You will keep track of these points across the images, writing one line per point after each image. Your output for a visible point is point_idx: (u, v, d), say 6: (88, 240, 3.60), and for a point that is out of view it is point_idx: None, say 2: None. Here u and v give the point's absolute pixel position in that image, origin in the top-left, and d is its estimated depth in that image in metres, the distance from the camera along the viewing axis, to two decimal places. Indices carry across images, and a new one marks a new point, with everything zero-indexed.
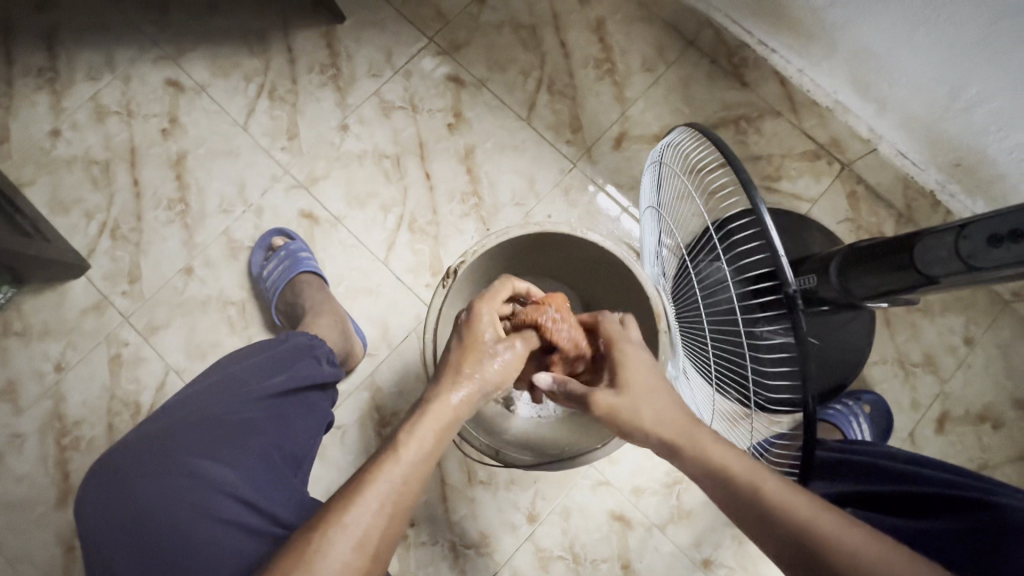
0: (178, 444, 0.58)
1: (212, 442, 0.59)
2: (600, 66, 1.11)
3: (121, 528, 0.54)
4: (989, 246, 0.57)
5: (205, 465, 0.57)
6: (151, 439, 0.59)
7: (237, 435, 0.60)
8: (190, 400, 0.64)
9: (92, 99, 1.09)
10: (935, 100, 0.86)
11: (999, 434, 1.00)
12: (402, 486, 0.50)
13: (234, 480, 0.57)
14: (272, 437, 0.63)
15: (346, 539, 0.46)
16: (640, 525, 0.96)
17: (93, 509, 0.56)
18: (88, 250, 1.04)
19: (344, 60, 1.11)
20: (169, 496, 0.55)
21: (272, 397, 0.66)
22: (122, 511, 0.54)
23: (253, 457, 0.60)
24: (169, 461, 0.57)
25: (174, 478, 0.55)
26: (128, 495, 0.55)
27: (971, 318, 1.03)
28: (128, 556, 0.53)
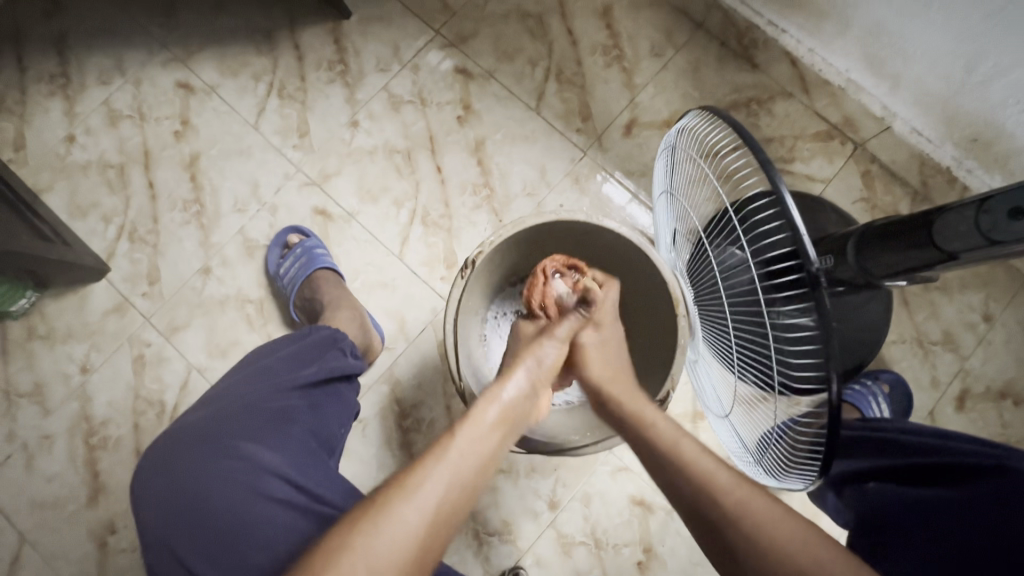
0: (222, 430, 0.59)
1: (255, 428, 0.60)
2: (608, 53, 1.10)
3: (175, 511, 0.54)
4: (1010, 219, 0.56)
5: (253, 448, 0.58)
6: (198, 426, 0.60)
7: (278, 423, 0.62)
8: (227, 392, 0.65)
9: (105, 104, 1.10)
10: (950, 75, 0.85)
11: (1021, 410, 1.00)
12: (468, 464, 0.51)
13: (278, 462, 0.58)
14: (307, 425, 0.65)
15: (413, 508, 0.46)
16: (661, 509, 0.96)
17: (145, 496, 0.56)
18: (107, 253, 1.05)
19: (352, 56, 1.11)
20: (220, 479, 0.55)
21: (306, 387, 0.68)
22: (175, 495, 0.55)
23: (294, 441, 0.61)
24: (213, 446, 0.57)
25: (223, 461, 0.56)
26: (180, 479, 0.55)
27: (990, 294, 1.03)
28: (182, 538, 0.53)
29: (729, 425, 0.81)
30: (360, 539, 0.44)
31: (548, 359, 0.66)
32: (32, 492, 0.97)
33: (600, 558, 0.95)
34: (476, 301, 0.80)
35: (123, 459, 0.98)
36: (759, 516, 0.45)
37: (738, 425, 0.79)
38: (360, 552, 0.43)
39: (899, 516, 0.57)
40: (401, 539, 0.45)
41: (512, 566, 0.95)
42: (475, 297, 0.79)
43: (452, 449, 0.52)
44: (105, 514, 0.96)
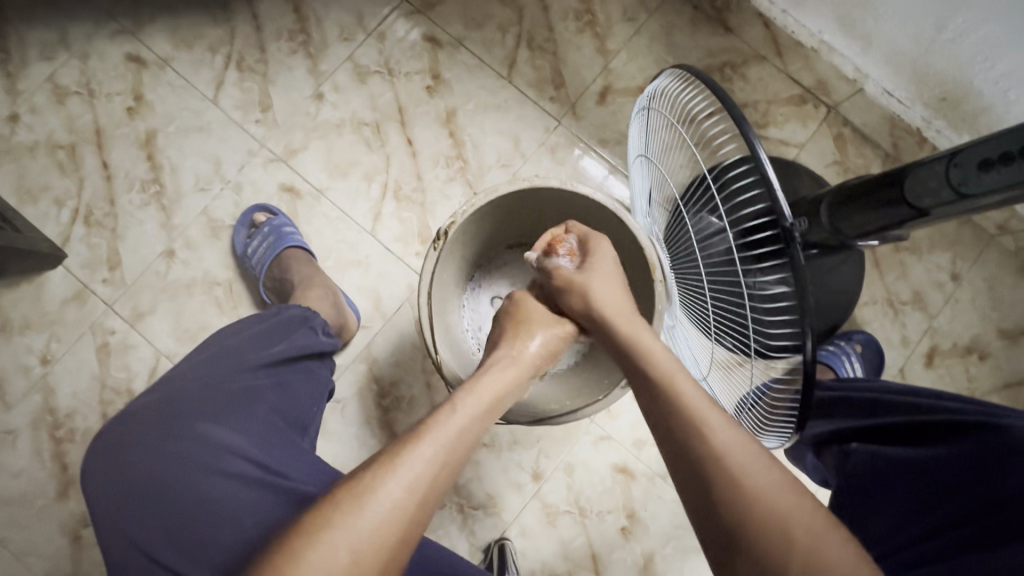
0: (181, 412, 0.57)
1: (216, 410, 0.58)
2: (580, 18, 1.07)
3: (133, 496, 0.53)
4: (979, 172, 0.56)
5: (215, 430, 0.56)
6: (154, 408, 0.58)
7: (243, 403, 0.60)
8: (187, 372, 0.62)
9: (49, 80, 1.04)
10: (920, 33, 0.85)
11: (986, 364, 1.03)
12: (455, 434, 0.51)
13: (240, 442, 0.56)
14: (272, 400, 0.63)
15: (397, 481, 0.46)
16: (643, 475, 0.98)
17: (99, 478, 0.54)
18: (62, 239, 1.00)
19: (313, 25, 1.06)
20: (180, 463, 0.54)
21: (270, 365, 0.65)
22: (131, 479, 0.53)
23: (258, 418, 0.60)
24: (169, 427, 0.56)
25: (184, 444, 0.55)
26: (137, 463, 0.54)
27: (957, 253, 1.05)
28: (141, 522, 0.52)
29: (706, 387, 0.82)
30: (347, 516, 0.43)
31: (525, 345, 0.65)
32: None
33: (584, 525, 0.96)
34: (451, 274, 0.78)
35: None
36: (762, 486, 0.44)
37: (715, 387, 0.79)
38: (344, 528, 0.43)
39: (889, 471, 0.57)
40: (385, 514, 0.44)
41: (498, 538, 0.95)
42: (450, 269, 0.77)
43: (437, 424, 0.51)
44: (77, 507, 0.93)
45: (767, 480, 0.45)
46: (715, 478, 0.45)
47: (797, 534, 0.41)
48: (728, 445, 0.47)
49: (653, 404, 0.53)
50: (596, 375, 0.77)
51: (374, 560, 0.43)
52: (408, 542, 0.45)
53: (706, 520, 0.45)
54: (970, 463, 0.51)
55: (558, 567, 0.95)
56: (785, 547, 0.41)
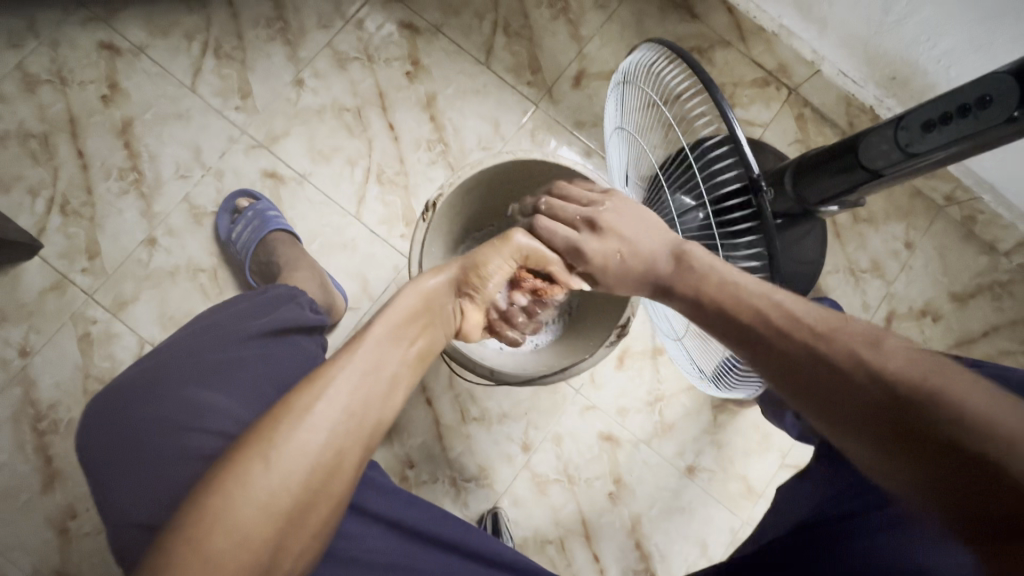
0: (166, 376, 0.60)
1: (199, 376, 0.60)
2: (554, 5, 1.11)
3: (117, 452, 0.57)
4: (923, 133, 0.61)
5: (195, 396, 0.59)
6: (141, 373, 0.61)
7: (223, 368, 0.61)
8: (176, 341, 0.66)
9: (18, 69, 1.02)
10: (870, 15, 0.92)
11: (938, 326, 1.11)
12: (376, 359, 0.52)
13: (223, 403, 0.59)
14: (257, 363, 0.63)
15: (322, 401, 0.47)
16: (627, 442, 1.02)
17: (91, 434, 0.59)
18: (38, 229, 0.98)
19: (291, 12, 1.06)
20: (161, 425, 0.57)
21: (259, 334, 0.66)
22: (116, 437, 0.58)
23: (246, 381, 0.61)
24: (154, 392, 0.59)
25: (166, 407, 0.58)
26: (123, 423, 0.58)
27: (910, 224, 1.12)
28: (120, 475, 0.56)
29: (681, 350, 0.82)
30: (275, 431, 0.45)
31: (494, 260, 0.66)
32: None
33: (573, 492, 1.00)
34: (438, 247, 0.81)
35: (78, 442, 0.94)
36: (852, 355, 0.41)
37: (690, 350, 0.80)
38: (276, 444, 0.44)
39: None
40: (315, 431, 0.46)
41: (491, 508, 0.98)
42: (438, 241, 0.80)
43: (365, 344, 0.53)
44: (62, 499, 0.92)
45: (840, 332, 0.43)
46: (788, 342, 0.46)
47: (874, 364, 0.40)
48: (796, 313, 0.47)
49: (731, 316, 0.51)
50: (579, 341, 0.81)
51: (298, 480, 0.44)
52: (338, 461, 0.46)
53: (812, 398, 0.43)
54: None
55: (550, 534, 0.99)
56: (865, 385, 0.40)
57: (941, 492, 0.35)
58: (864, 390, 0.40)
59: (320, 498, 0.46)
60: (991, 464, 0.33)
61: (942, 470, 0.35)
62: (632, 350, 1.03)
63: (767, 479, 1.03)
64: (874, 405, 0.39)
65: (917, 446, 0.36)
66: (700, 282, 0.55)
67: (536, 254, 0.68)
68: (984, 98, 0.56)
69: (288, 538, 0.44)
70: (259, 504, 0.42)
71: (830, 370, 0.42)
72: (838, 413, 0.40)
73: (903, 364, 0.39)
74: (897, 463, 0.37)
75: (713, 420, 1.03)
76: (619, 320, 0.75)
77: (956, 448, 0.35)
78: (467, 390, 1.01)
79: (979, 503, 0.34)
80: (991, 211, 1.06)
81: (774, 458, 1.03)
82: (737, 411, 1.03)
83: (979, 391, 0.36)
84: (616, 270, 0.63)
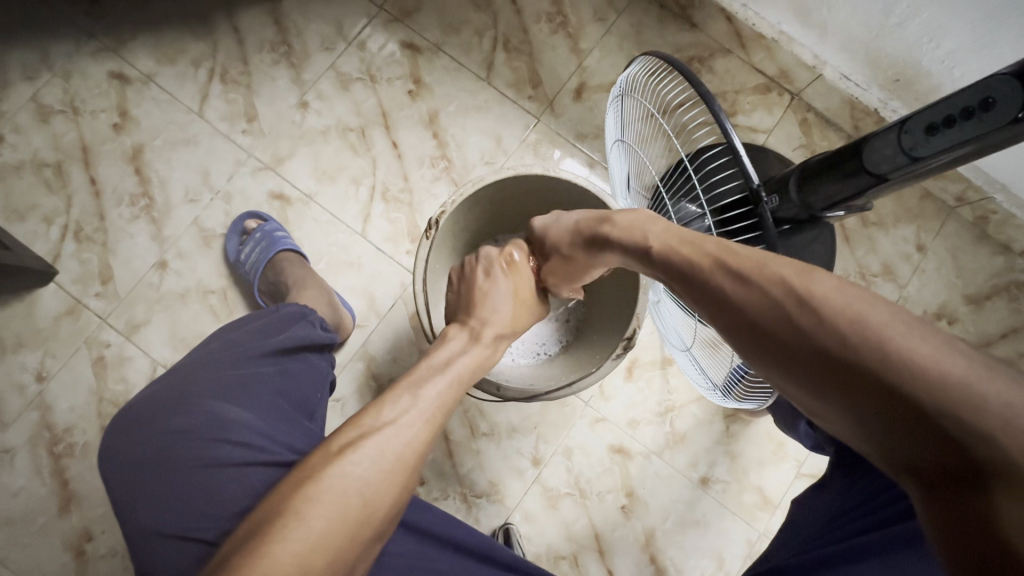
0: (187, 393, 0.61)
1: (218, 391, 0.61)
2: (553, 19, 1.12)
3: (139, 469, 0.57)
4: (927, 136, 0.60)
5: (216, 410, 0.59)
6: (160, 392, 0.62)
7: (241, 385, 0.63)
8: (191, 361, 0.67)
9: (32, 101, 1.05)
10: (870, 19, 0.91)
11: (955, 330, 1.09)
12: (440, 402, 0.56)
13: (245, 418, 0.59)
14: (274, 379, 0.66)
15: (398, 437, 0.50)
16: (639, 454, 1.01)
17: (113, 453, 0.59)
18: (53, 256, 1.01)
19: (294, 36, 1.08)
20: (182, 440, 0.57)
21: (273, 353, 0.69)
22: (139, 454, 0.58)
23: (265, 397, 0.63)
24: (173, 407, 0.60)
25: (187, 422, 0.58)
26: (145, 440, 0.58)
27: (921, 226, 1.11)
28: (144, 490, 0.56)
29: (690, 357, 0.80)
30: (354, 460, 0.47)
31: (499, 306, 0.69)
32: None
33: (585, 506, 0.99)
34: (441, 263, 0.81)
35: (93, 465, 0.95)
36: (777, 300, 0.39)
37: (700, 360, 0.78)
38: (349, 471, 0.46)
39: None
40: (385, 464, 0.49)
41: (502, 524, 0.97)
42: (440, 257, 0.80)
43: (425, 385, 0.56)
44: (78, 522, 0.93)
45: (779, 268, 0.41)
46: (729, 291, 0.43)
47: (811, 299, 0.38)
48: (737, 252, 0.45)
49: (680, 267, 0.50)
50: (585, 354, 0.81)
51: (379, 505, 0.47)
52: (402, 490, 0.50)
53: (759, 347, 0.40)
54: None
55: (563, 549, 0.98)
56: (803, 324, 0.37)
57: (878, 433, 0.33)
58: (800, 323, 0.37)
59: (387, 524, 0.49)
60: (922, 407, 0.31)
61: (876, 411, 0.33)
62: (641, 361, 1.03)
63: (783, 488, 1.01)
64: (808, 343, 0.37)
65: (845, 380, 0.34)
66: (645, 225, 0.57)
67: (524, 292, 0.72)
68: (987, 100, 0.56)
69: (361, 555, 0.46)
70: (344, 525, 0.44)
71: (772, 320, 0.39)
72: (779, 358, 0.38)
73: (839, 300, 0.36)
74: (827, 402, 0.35)
75: (726, 430, 1.01)
76: (624, 334, 0.74)
77: (889, 388, 0.32)
78: (475, 406, 1.00)
79: (914, 449, 0.32)
80: (1005, 211, 1.04)
81: (790, 467, 1.01)
82: (750, 420, 1.01)
83: (895, 317, 0.34)
84: (553, 234, 0.69)
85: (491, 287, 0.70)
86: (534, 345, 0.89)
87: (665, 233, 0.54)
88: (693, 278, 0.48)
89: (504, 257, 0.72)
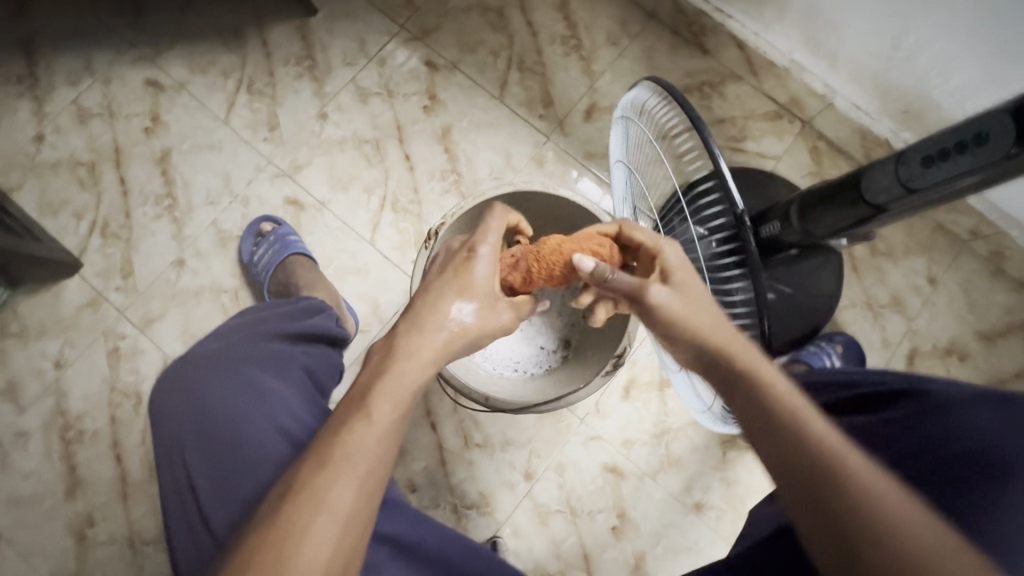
0: (234, 360, 0.62)
1: (260, 363, 0.63)
2: (567, 42, 1.15)
3: (185, 426, 0.57)
4: (923, 168, 0.60)
5: (261, 379, 0.60)
6: (209, 357, 0.64)
7: (279, 364, 0.64)
8: (232, 336, 0.69)
9: (74, 104, 1.12)
10: (879, 50, 0.92)
11: (965, 366, 1.06)
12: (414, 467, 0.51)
13: (285, 391, 0.60)
14: (301, 358, 0.67)
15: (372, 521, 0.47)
16: (632, 474, 1.00)
17: (164, 405, 0.60)
18: (80, 249, 1.06)
19: (318, 51, 1.14)
20: (229, 402, 0.58)
21: (300, 337, 0.70)
22: (184, 413, 0.58)
23: (299, 378, 0.64)
24: (202, 382, 0.60)
25: (232, 386, 0.59)
26: (190, 398, 0.59)
27: (932, 258, 1.09)
28: (193, 445, 0.56)
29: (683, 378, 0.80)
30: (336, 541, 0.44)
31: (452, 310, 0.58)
32: (9, 488, 0.97)
33: (575, 524, 0.98)
34: None
35: (101, 452, 0.98)
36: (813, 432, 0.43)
37: (693, 381, 0.78)
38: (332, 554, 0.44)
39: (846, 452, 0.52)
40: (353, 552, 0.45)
41: (491, 537, 0.97)
42: None
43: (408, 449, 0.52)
44: (82, 506, 0.96)
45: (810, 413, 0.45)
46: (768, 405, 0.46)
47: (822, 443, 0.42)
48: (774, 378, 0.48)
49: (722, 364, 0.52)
50: (579, 369, 0.82)
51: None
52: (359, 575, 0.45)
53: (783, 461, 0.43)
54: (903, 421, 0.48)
55: (551, 567, 0.97)
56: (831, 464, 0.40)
57: None
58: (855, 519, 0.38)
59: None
60: None
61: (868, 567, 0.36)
62: (639, 382, 1.02)
63: None
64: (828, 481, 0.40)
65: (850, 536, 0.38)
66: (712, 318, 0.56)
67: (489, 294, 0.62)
68: (980, 135, 0.55)
69: None
70: None
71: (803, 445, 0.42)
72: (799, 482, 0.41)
73: (867, 474, 0.39)
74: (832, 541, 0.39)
75: (723, 456, 1.00)
76: (614, 350, 0.75)
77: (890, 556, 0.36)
78: (470, 416, 1.01)
79: None
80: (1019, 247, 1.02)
81: None
82: (748, 446, 1.00)
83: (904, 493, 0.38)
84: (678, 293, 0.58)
85: (437, 281, 0.60)
86: (528, 361, 0.88)
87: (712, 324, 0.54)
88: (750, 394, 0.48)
89: (466, 250, 0.62)
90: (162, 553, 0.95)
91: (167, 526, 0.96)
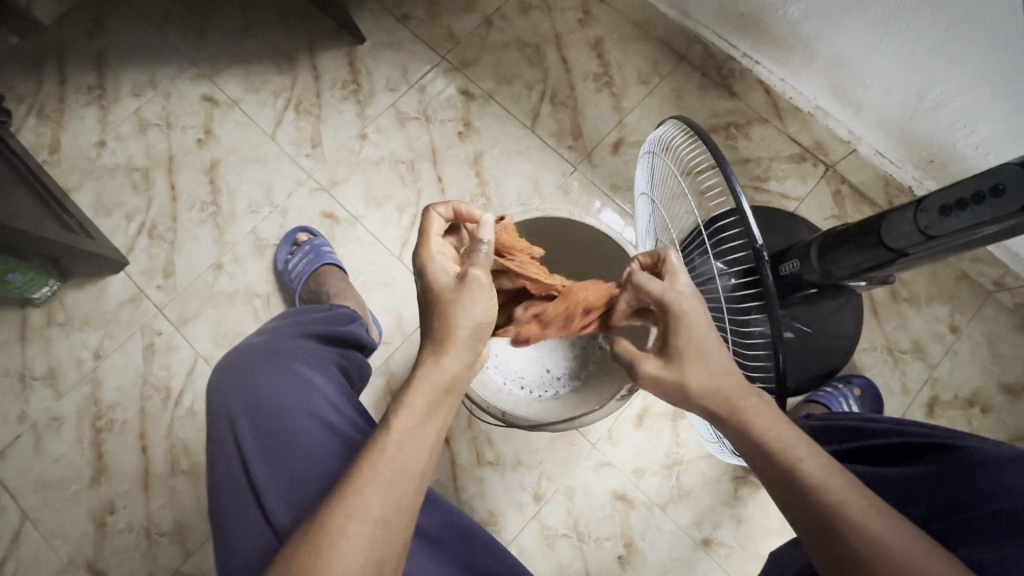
0: (286, 353, 0.66)
1: (306, 359, 0.66)
2: (599, 79, 1.20)
3: (238, 408, 0.60)
4: (941, 216, 0.62)
5: (308, 373, 0.64)
6: (262, 347, 0.67)
7: (321, 361, 0.68)
8: (280, 332, 0.72)
9: (135, 114, 1.20)
10: (906, 100, 0.94)
11: (988, 419, 1.04)
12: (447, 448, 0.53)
13: (327, 387, 0.64)
14: (336, 358, 0.71)
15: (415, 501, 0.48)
16: (642, 504, 1.00)
17: (219, 387, 0.62)
18: (127, 248, 1.13)
19: (364, 76, 1.21)
20: (281, 390, 0.60)
21: (337, 342, 0.74)
22: (238, 395, 0.60)
23: (338, 378, 0.67)
24: (256, 370, 0.63)
25: (283, 376, 0.62)
26: (245, 382, 0.62)
27: (955, 307, 1.09)
28: (244, 427, 0.58)
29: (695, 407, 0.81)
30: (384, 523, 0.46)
31: (459, 301, 0.58)
32: (38, 470, 1.01)
33: (581, 550, 0.98)
34: None
35: (128, 443, 1.02)
36: (818, 484, 0.45)
37: None
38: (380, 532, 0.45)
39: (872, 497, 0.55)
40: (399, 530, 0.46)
41: None
42: None
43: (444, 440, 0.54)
44: (105, 493, 1.00)
45: (811, 467, 0.47)
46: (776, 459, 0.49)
47: (828, 498, 0.44)
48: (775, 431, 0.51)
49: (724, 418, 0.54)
50: (592, 394, 0.83)
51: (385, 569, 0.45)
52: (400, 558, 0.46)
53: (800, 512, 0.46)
54: (934, 476, 0.51)
55: None
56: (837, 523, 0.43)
57: None
58: (872, 566, 0.40)
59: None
60: None
61: None
62: (653, 410, 1.03)
63: None
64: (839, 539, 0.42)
65: None
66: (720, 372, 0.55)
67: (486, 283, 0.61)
68: (997, 187, 0.57)
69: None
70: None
71: (812, 501, 0.45)
72: (817, 538, 0.44)
73: (874, 526, 0.42)
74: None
75: (735, 493, 1.00)
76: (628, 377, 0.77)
77: None
78: (484, 433, 1.03)
79: None
80: None
81: None
82: (760, 484, 0.99)
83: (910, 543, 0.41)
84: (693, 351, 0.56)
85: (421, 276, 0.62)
86: (536, 383, 0.90)
87: (714, 375, 0.55)
88: (765, 456, 0.50)
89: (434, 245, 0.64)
90: (175, 545, 0.98)
91: (182, 520, 0.98)
